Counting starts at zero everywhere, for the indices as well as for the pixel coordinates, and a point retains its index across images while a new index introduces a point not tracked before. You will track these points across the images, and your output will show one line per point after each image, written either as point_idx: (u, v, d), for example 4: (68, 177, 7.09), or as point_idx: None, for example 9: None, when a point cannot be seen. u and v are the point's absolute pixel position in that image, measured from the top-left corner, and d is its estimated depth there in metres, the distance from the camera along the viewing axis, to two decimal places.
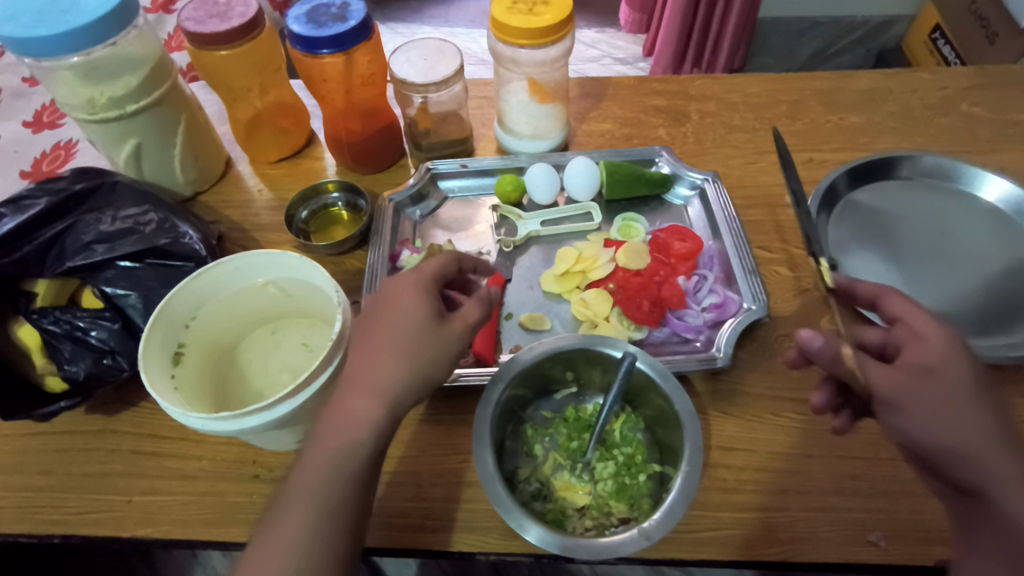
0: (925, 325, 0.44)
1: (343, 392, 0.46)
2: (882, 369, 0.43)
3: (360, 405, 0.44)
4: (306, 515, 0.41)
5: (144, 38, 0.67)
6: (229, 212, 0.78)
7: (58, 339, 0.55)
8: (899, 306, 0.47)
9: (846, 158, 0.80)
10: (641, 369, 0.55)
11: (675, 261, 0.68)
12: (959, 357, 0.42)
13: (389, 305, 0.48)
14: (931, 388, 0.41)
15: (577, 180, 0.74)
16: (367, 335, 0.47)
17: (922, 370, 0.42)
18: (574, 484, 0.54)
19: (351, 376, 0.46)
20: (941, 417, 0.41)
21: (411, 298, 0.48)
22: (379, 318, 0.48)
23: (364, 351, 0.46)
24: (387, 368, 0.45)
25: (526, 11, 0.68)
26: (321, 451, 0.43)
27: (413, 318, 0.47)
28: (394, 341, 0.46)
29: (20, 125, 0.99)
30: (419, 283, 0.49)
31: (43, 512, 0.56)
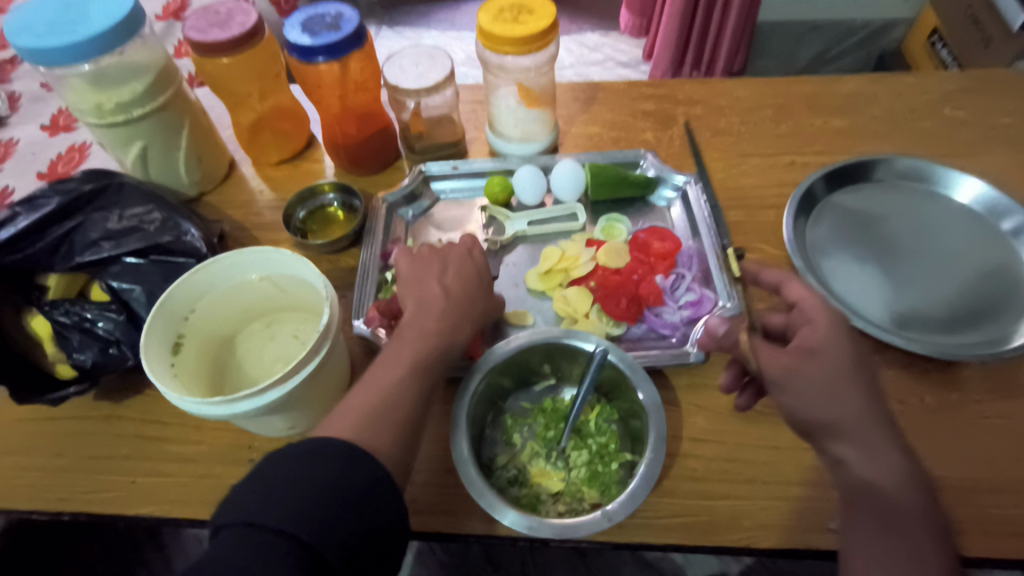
0: (814, 311, 0.50)
1: (439, 300, 0.57)
2: (772, 353, 0.49)
3: (460, 314, 0.57)
4: (416, 379, 0.51)
5: (149, 47, 0.72)
6: (231, 212, 0.82)
7: (68, 329, 0.59)
8: (796, 291, 0.53)
9: (828, 161, 0.82)
10: (612, 361, 0.58)
11: (654, 260, 0.70)
12: (838, 341, 0.48)
13: (465, 251, 0.63)
14: (812, 367, 0.47)
15: (562, 182, 0.77)
16: (452, 266, 0.60)
17: (807, 352, 0.48)
18: (549, 471, 0.57)
19: (444, 291, 0.58)
20: (824, 394, 0.46)
21: (469, 261, 0.62)
22: (459, 256, 0.62)
23: (452, 275, 0.59)
24: (477, 293, 0.60)
25: (511, 20, 0.71)
26: (426, 341, 0.54)
27: (474, 275, 0.61)
28: (477, 276, 0.61)
29: (37, 129, 1.04)
30: (473, 251, 0.63)
31: (53, 491, 0.60)
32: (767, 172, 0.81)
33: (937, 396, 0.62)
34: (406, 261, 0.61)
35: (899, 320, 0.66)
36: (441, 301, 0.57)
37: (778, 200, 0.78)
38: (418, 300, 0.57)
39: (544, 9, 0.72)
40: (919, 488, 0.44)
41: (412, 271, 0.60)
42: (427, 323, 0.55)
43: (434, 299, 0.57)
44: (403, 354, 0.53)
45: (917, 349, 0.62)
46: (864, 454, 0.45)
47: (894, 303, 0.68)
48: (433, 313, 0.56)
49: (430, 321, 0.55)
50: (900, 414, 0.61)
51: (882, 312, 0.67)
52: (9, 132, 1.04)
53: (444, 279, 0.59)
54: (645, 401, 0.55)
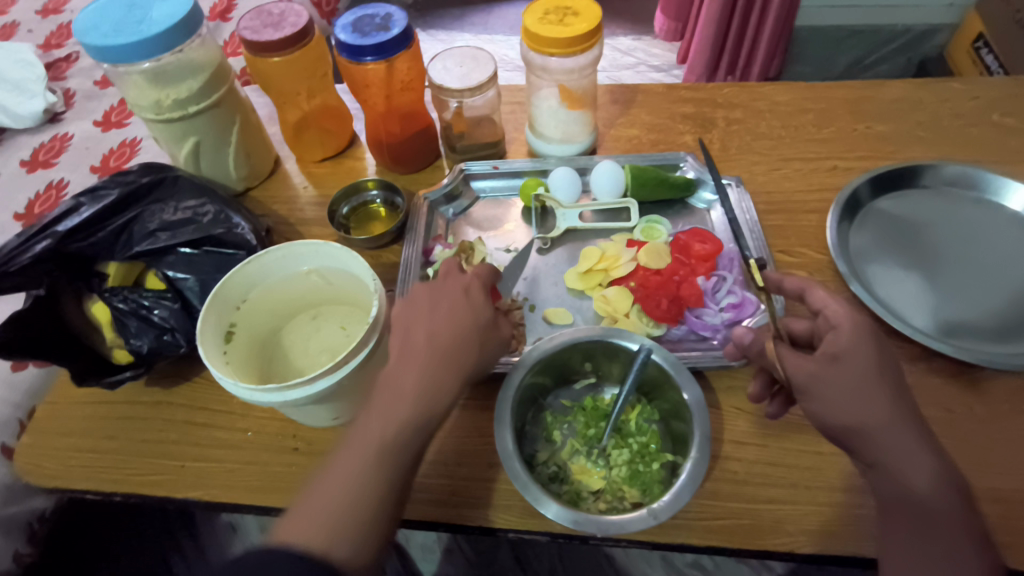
0: (839, 316, 0.50)
1: (421, 351, 0.50)
2: (798, 360, 0.48)
3: (446, 369, 0.50)
4: (388, 443, 0.46)
5: (206, 46, 0.74)
6: (276, 207, 0.84)
7: (125, 315, 0.61)
8: (820, 299, 0.52)
9: (872, 166, 0.81)
10: (657, 361, 0.58)
11: (695, 262, 0.69)
12: (862, 343, 0.47)
13: (464, 291, 0.55)
14: (837, 372, 0.47)
15: (601, 182, 0.77)
16: (448, 309, 0.53)
17: (832, 358, 0.48)
18: (590, 468, 0.57)
19: (430, 340, 0.51)
20: (852, 399, 0.46)
21: (467, 303, 0.54)
22: (457, 297, 0.54)
23: (441, 320, 0.52)
24: (470, 344, 0.52)
25: (557, 21, 0.71)
26: (401, 406, 0.47)
27: (469, 320, 0.53)
28: (472, 322, 0.53)
29: (90, 124, 1.08)
30: (473, 289, 0.55)
31: (107, 473, 0.62)
32: (809, 177, 0.81)
33: (987, 406, 0.61)
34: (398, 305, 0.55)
35: (946, 328, 0.65)
36: (424, 354, 0.50)
37: (821, 204, 0.77)
38: (402, 348, 0.51)
39: (589, 10, 0.72)
40: (951, 487, 0.44)
41: (401, 315, 0.53)
42: (405, 381, 0.49)
43: (417, 352, 0.50)
44: (377, 421, 0.47)
45: (966, 357, 0.61)
46: (897, 455, 0.45)
47: (941, 311, 0.67)
48: (414, 370, 0.49)
49: (411, 379, 0.49)
50: (948, 423, 0.60)
51: (927, 320, 0.66)
52: (64, 127, 1.08)
53: (433, 324, 0.52)
54: (689, 401, 0.55)
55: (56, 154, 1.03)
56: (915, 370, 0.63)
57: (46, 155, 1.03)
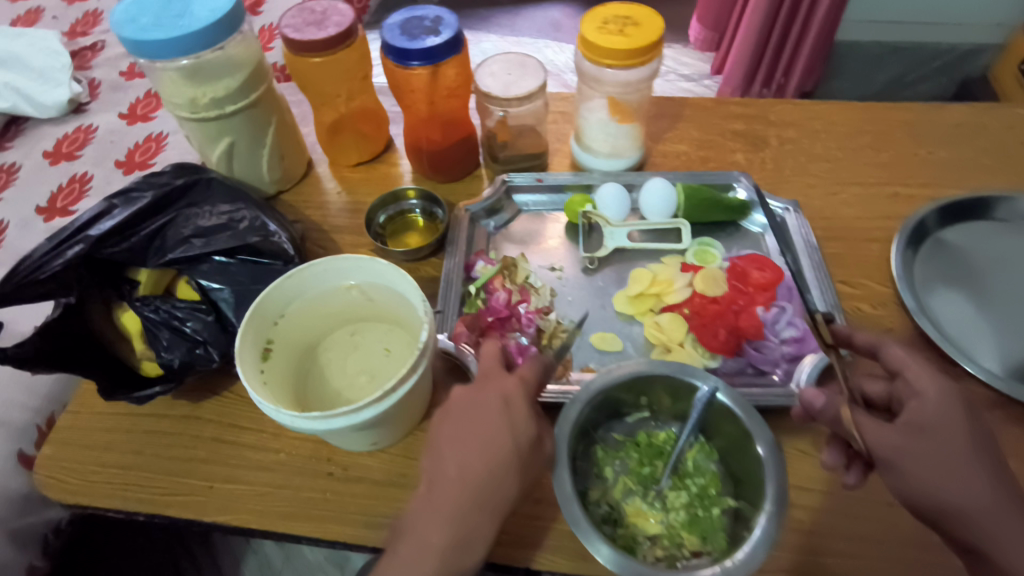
0: (922, 381, 0.47)
1: (450, 487, 0.46)
2: (879, 430, 0.46)
3: (478, 511, 0.46)
4: None
5: (247, 44, 0.70)
6: (308, 213, 0.81)
7: (156, 326, 0.58)
8: (896, 358, 0.49)
9: (936, 194, 0.77)
10: (723, 401, 0.54)
11: (754, 291, 0.65)
12: (952, 414, 0.45)
13: (502, 406, 0.49)
14: (924, 446, 0.44)
15: (652, 201, 0.74)
16: (483, 430, 0.48)
17: (918, 430, 0.45)
18: (645, 511, 0.54)
19: (461, 474, 0.46)
20: (942, 477, 0.43)
21: (503, 423, 0.48)
22: (494, 414, 0.48)
23: (473, 449, 0.47)
24: (506, 476, 0.47)
25: (617, 32, 0.68)
26: (427, 559, 0.44)
27: (504, 446, 0.47)
28: (510, 448, 0.47)
29: (115, 117, 1.04)
30: (511, 404, 0.49)
31: (132, 491, 0.59)
32: (868, 203, 0.77)
33: None
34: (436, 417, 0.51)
35: (1020, 373, 0.62)
36: (454, 492, 0.46)
37: (883, 233, 0.74)
38: (433, 479, 0.47)
39: (650, 22, 0.69)
40: None
41: (435, 433, 0.49)
42: (433, 521, 0.45)
43: (446, 489, 0.46)
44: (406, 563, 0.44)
45: None
46: (998, 541, 0.42)
47: (1014, 354, 0.63)
48: (443, 512, 0.45)
49: (438, 523, 0.45)
50: None
51: (1000, 362, 0.63)
52: (88, 118, 1.05)
53: (466, 452, 0.47)
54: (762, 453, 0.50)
55: (80, 146, 1.00)
56: (991, 418, 0.59)
57: (69, 147, 1.00)
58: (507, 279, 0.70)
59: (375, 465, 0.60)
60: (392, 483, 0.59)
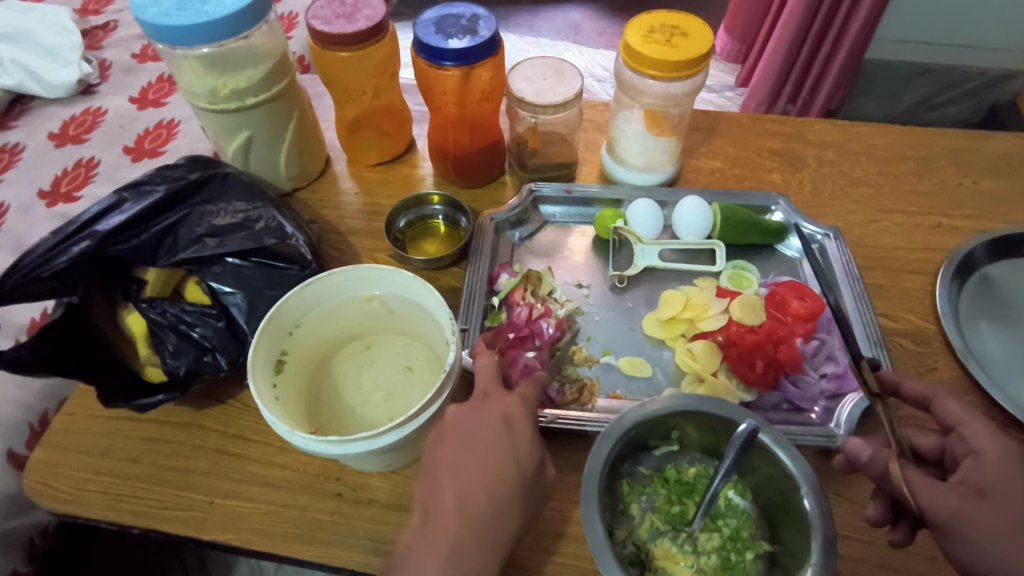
0: (979, 438, 0.44)
1: (450, 518, 0.42)
2: (936, 492, 0.42)
3: (478, 545, 0.42)
4: None
5: (272, 34, 0.67)
6: (325, 213, 0.78)
7: (163, 330, 0.55)
8: (953, 413, 0.46)
9: (981, 227, 0.74)
10: (765, 441, 0.50)
11: (793, 321, 0.62)
12: (1016, 476, 0.42)
13: (503, 427, 0.46)
14: (986, 511, 0.41)
15: (687, 220, 0.71)
16: (483, 455, 0.45)
17: (977, 492, 0.42)
18: (675, 553, 0.51)
19: (462, 503, 0.43)
20: (1006, 547, 0.40)
21: (507, 447, 0.45)
22: (495, 437, 0.46)
23: (475, 474, 0.44)
24: (506, 506, 0.44)
25: (664, 41, 0.65)
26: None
27: (507, 471, 0.44)
28: (511, 474, 0.45)
29: (126, 100, 1.01)
30: (511, 426, 0.47)
31: (126, 502, 0.55)
32: (911, 233, 0.74)
33: None
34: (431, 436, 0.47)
35: None
36: (454, 524, 0.42)
37: (926, 265, 0.71)
38: (428, 508, 0.43)
39: (698, 34, 0.65)
40: None
41: (431, 456, 0.46)
42: (430, 557, 0.41)
43: (446, 519, 0.42)
44: None
45: None
46: None
47: None
48: (441, 544, 0.41)
49: (434, 556, 0.41)
50: None
51: None
52: (97, 101, 1.01)
53: (465, 479, 0.44)
54: (811, 511, 0.46)
55: (88, 129, 0.97)
56: None
57: (76, 129, 0.97)
58: (528, 291, 0.66)
59: (387, 488, 0.56)
60: (404, 509, 0.55)
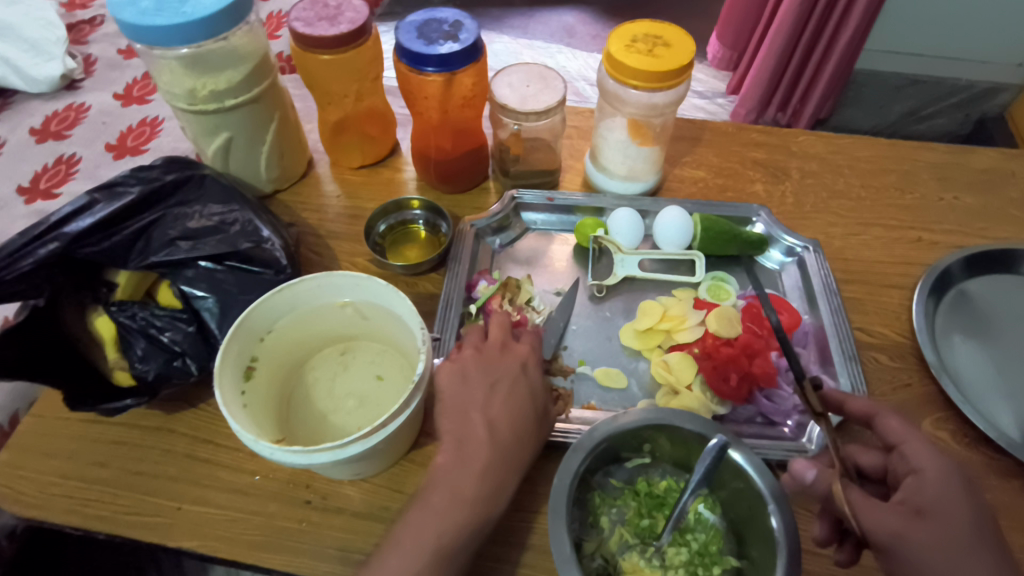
0: (919, 457, 0.44)
1: (483, 442, 0.47)
2: (878, 513, 0.42)
3: (506, 467, 0.47)
4: (447, 548, 0.43)
5: (253, 35, 0.66)
6: (306, 215, 0.77)
7: (132, 334, 0.54)
8: (894, 431, 0.47)
9: (960, 242, 0.75)
10: (735, 458, 0.50)
11: (769, 334, 0.62)
12: (953, 494, 0.42)
13: (522, 370, 0.52)
14: (927, 532, 0.41)
15: (668, 230, 0.70)
16: (507, 389, 0.50)
17: (917, 512, 0.42)
18: (643, 567, 0.50)
19: (491, 430, 0.48)
20: (946, 566, 0.40)
21: (527, 384, 0.51)
22: (516, 375, 0.51)
23: (502, 408, 0.49)
24: (529, 433, 0.49)
25: (646, 51, 0.64)
26: (461, 510, 0.44)
27: (529, 404, 0.50)
28: (532, 405, 0.50)
29: (110, 97, 1.00)
30: (530, 366, 0.53)
31: (92, 507, 0.55)
32: (891, 247, 0.74)
33: None
34: (448, 377, 0.51)
35: None
36: (486, 448, 0.47)
37: (904, 279, 0.71)
38: (459, 436, 0.48)
39: (680, 44, 0.65)
40: None
41: (454, 393, 0.50)
42: (464, 478, 0.45)
43: (479, 444, 0.47)
44: (426, 533, 0.43)
45: None
46: None
47: None
48: (475, 465, 0.46)
49: (469, 475, 0.45)
50: None
51: (1015, 426, 0.60)
52: (80, 96, 1.00)
53: (493, 411, 0.49)
54: (778, 530, 0.46)
55: (70, 125, 0.96)
56: (1008, 487, 0.57)
57: (58, 125, 0.96)
58: (506, 299, 0.66)
59: (357, 496, 0.56)
60: (373, 517, 0.54)
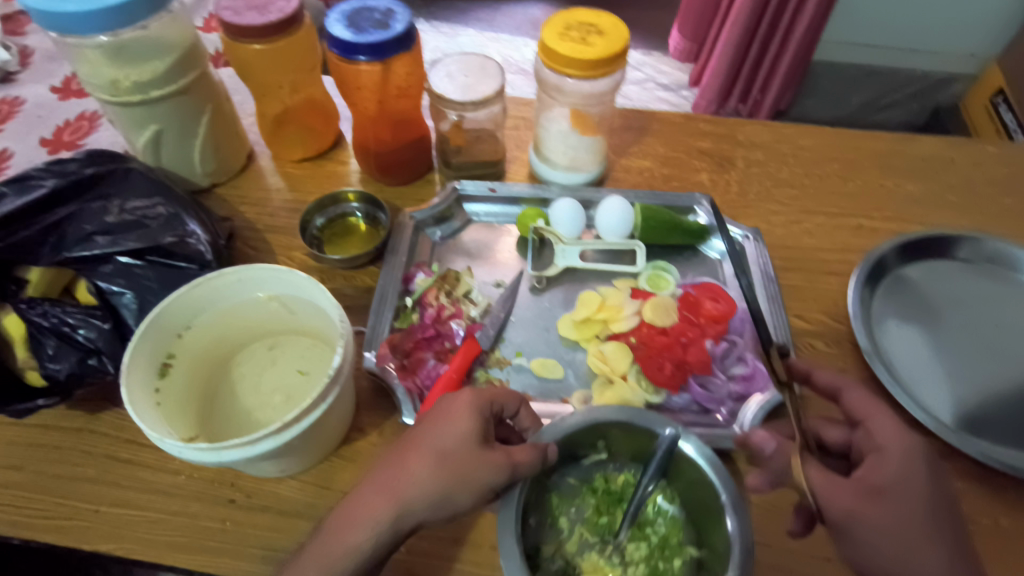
0: (884, 435, 0.44)
1: (372, 475, 0.44)
2: (836, 489, 0.42)
3: (376, 502, 0.42)
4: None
5: (177, 23, 0.65)
6: (244, 209, 0.75)
7: (43, 333, 0.52)
8: (859, 407, 0.47)
9: (899, 229, 0.75)
10: (687, 451, 0.48)
11: (705, 322, 0.62)
12: (913, 473, 0.42)
13: (448, 410, 0.45)
14: (881, 509, 0.41)
15: (610, 221, 0.70)
16: (422, 428, 0.45)
17: (875, 490, 0.42)
18: (603, 565, 0.49)
19: (387, 464, 0.44)
20: (893, 542, 0.40)
21: (447, 423, 0.45)
22: (440, 415, 0.46)
23: (407, 444, 0.45)
24: (420, 473, 0.43)
25: (580, 39, 0.64)
26: (326, 540, 0.42)
27: (437, 443, 0.44)
28: (434, 444, 0.44)
29: (46, 90, 0.97)
30: (462, 404, 0.46)
31: (6, 512, 0.53)
32: (831, 234, 0.74)
33: (1011, 519, 0.55)
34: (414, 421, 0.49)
35: (969, 423, 0.59)
36: (371, 480, 0.44)
37: (842, 266, 0.71)
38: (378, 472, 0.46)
39: (614, 31, 0.65)
40: None
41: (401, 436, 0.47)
42: (344, 512, 0.43)
43: (370, 479, 0.44)
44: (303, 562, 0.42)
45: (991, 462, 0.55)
46: None
47: (967, 404, 0.61)
48: (355, 499, 0.43)
49: (346, 508, 0.43)
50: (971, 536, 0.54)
51: (950, 411, 0.60)
52: (16, 89, 0.97)
53: (400, 448, 0.45)
54: (732, 530, 0.44)
55: (3, 119, 0.92)
56: None
57: None
58: (444, 291, 0.65)
59: (283, 494, 0.54)
60: (299, 515, 0.53)
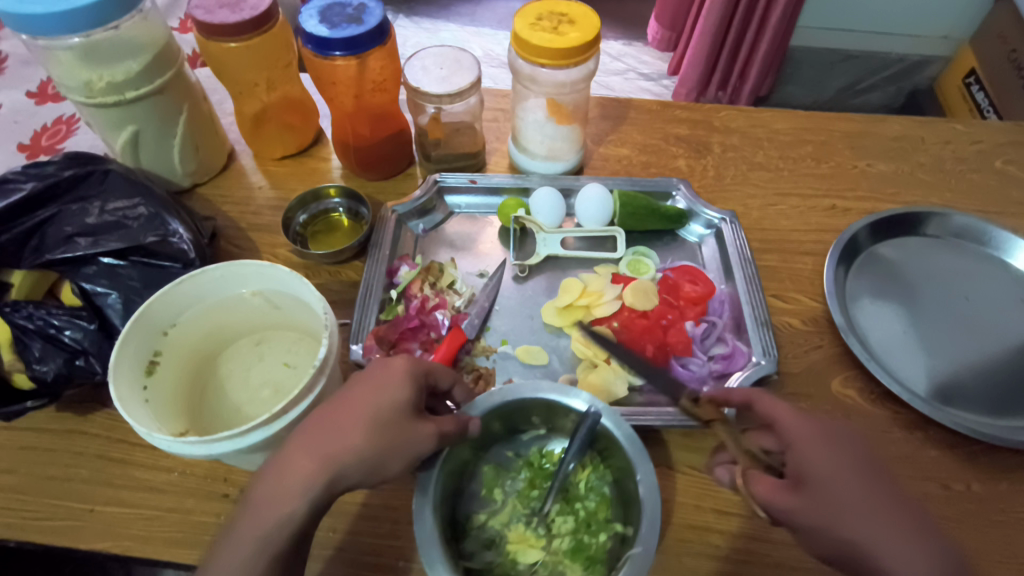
0: (788, 431, 0.44)
1: (296, 438, 0.42)
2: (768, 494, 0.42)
3: (307, 469, 0.41)
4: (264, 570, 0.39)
5: (148, 23, 0.65)
6: (226, 208, 0.76)
7: (29, 335, 0.52)
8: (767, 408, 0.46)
9: (872, 208, 0.77)
10: (606, 426, 0.50)
11: (684, 304, 0.65)
12: (823, 454, 0.41)
13: (385, 376, 0.45)
14: (806, 501, 0.41)
15: (589, 208, 0.71)
16: (355, 390, 0.44)
17: (797, 484, 0.42)
18: (530, 536, 0.50)
19: (313, 426, 0.42)
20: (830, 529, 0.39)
21: (384, 389, 0.44)
22: (375, 379, 0.45)
23: (339, 407, 0.43)
24: (357, 438, 0.42)
25: (551, 29, 0.65)
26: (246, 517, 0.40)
27: (375, 406, 0.43)
28: (372, 407, 0.43)
29: (23, 95, 0.96)
30: (398, 371, 0.46)
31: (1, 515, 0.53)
32: (806, 215, 0.76)
33: (984, 484, 0.57)
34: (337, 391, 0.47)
35: (942, 393, 0.61)
36: (297, 443, 0.42)
37: (818, 246, 0.73)
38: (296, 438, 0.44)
39: (585, 19, 0.66)
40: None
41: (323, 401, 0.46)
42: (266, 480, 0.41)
43: (296, 443, 0.42)
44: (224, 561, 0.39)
45: (963, 429, 0.57)
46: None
47: (939, 375, 0.62)
48: (279, 467, 0.41)
49: (269, 478, 0.41)
50: (946, 502, 0.56)
51: (924, 382, 0.61)
52: None
53: (329, 410, 0.43)
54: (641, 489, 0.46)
55: None
56: (909, 440, 0.59)
57: None
58: (428, 283, 0.67)
59: None
60: None
